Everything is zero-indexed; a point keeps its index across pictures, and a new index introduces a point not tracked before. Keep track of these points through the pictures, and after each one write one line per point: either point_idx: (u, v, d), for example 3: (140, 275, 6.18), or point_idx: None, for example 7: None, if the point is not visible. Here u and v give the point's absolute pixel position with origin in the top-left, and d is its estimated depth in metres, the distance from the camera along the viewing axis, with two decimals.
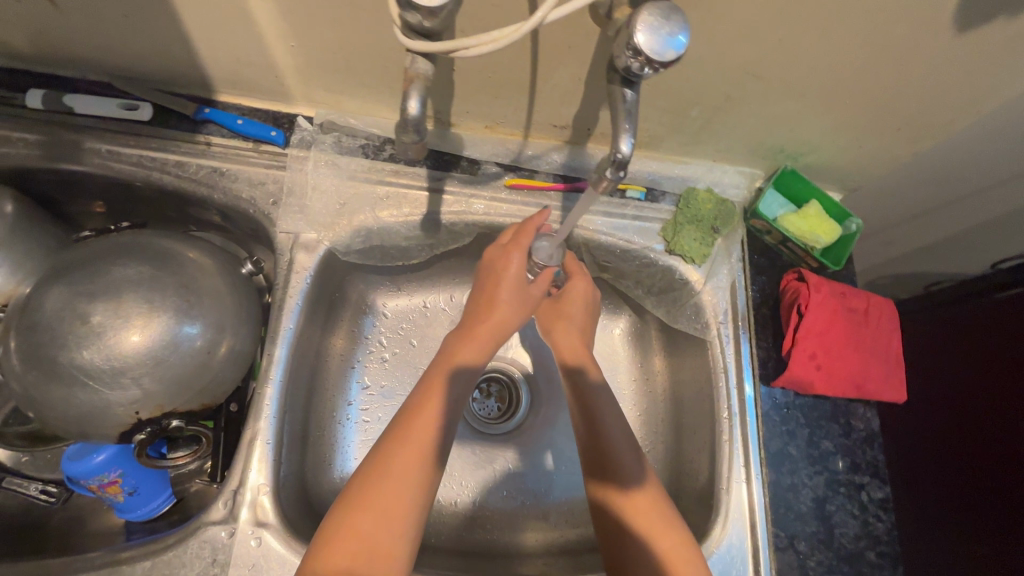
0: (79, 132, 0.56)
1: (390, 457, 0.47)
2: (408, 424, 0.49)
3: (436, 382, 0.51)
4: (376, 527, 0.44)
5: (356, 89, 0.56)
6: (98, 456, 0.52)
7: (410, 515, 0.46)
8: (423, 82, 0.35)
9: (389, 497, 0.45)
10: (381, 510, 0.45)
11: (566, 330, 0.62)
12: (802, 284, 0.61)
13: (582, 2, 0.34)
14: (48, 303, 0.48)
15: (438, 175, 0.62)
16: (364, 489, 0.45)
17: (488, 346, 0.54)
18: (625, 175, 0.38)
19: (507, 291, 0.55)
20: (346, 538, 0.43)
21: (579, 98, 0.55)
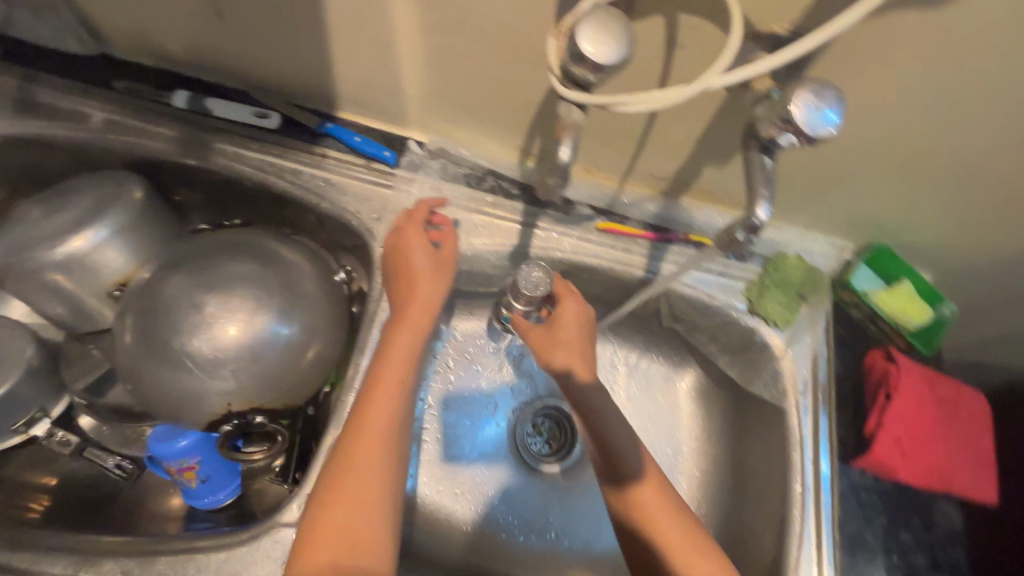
0: (211, 133, 0.60)
1: (352, 453, 0.45)
2: (361, 417, 0.47)
3: (382, 372, 0.49)
4: (350, 517, 0.43)
5: (472, 121, 0.59)
6: (182, 440, 0.53)
7: (383, 504, 0.44)
8: (573, 130, 0.37)
9: (360, 485, 0.44)
10: (353, 502, 0.43)
11: (563, 353, 0.57)
12: (891, 365, 0.60)
13: (757, 69, 0.34)
14: (168, 288, 0.52)
15: (533, 210, 0.63)
16: (332, 486, 0.44)
17: (422, 325, 0.51)
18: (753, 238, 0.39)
19: (421, 270, 0.53)
20: (323, 536, 0.42)
21: (686, 154, 0.56)
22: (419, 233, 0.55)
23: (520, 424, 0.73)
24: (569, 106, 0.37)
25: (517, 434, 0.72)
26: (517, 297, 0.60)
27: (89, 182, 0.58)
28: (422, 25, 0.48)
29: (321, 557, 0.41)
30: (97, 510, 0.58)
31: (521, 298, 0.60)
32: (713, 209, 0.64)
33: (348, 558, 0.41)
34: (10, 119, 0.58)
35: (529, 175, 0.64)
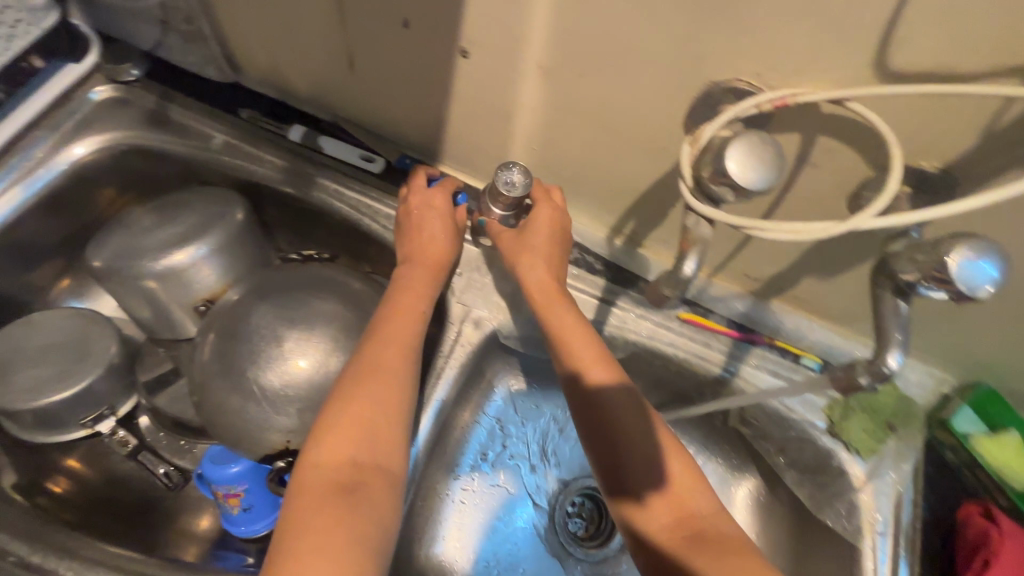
0: (316, 168, 0.63)
1: (376, 364, 0.48)
2: (384, 337, 0.50)
3: (405, 302, 0.53)
4: (371, 415, 0.45)
5: (569, 194, 0.59)
6: (234, 466, 0.53)
7: (401, 411, 0.47)
8: (700, 243, 0.39)
9: (381, 389, 0.47)
10: (373, 404, 0.46)
11: (544, 291, 0.53)
12: (991, 525, 0.53)
13: (914, 219, 0.32)
14: (254, 317, 0.52)
15: (614, 288, 0.62)
16: (353, 389, 0.46)
17: (436, 275, 0.56)
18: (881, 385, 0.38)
19: (436, 225, 0.57)
20: (343, 431, 0.44)
21: (786, 259, 0.54)
22: (444, 197, 0.58)
23: (559, 502, 0.70)
24: (699, 219, 0.38)
25: (555, 511, 0.69)
26: (492, 197, 0.55)
27: (200, 198, 0.60)
28: (544, 105, 0.49)
29: (343, 449, 0.43)
30: (143, 518, 0.59)
31: (496, 199, 0.55)
32: (805, 317, 0.60)
33: (368, 453, 0.44)
34: (143, 131, 0.62)
35: (616, 253, 0.63)
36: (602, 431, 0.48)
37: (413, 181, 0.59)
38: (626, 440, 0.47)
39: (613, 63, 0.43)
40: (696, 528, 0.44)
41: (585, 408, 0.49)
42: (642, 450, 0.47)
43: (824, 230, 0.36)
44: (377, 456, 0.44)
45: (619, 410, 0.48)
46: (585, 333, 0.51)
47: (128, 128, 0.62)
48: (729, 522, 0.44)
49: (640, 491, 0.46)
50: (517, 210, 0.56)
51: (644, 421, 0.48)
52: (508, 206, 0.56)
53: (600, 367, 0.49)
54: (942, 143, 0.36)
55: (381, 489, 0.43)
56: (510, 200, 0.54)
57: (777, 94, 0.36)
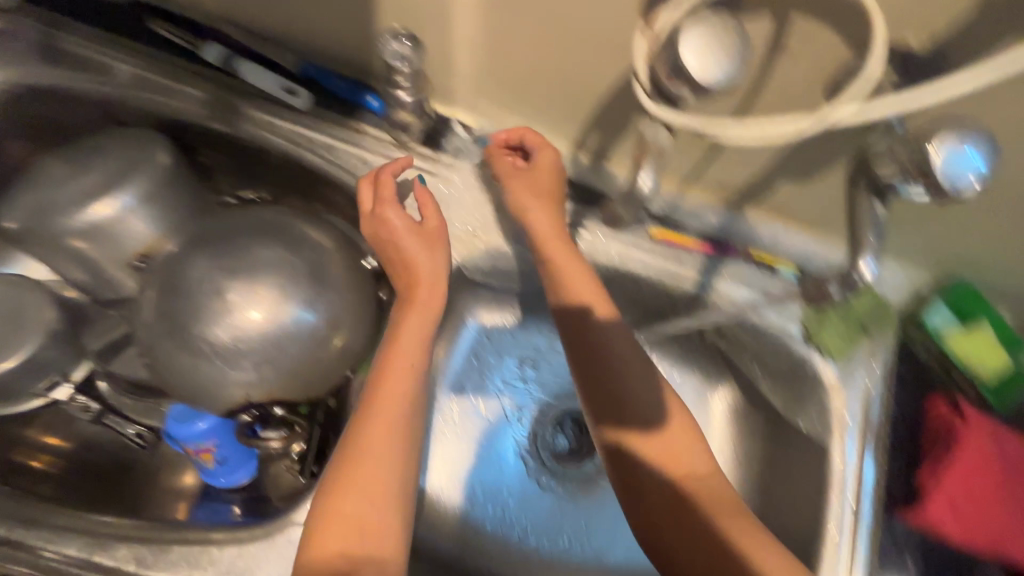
0: (242, 97, 0.56)
1: (359, 445, 0.44)
2: (370, 411, 0.46)
3: (392, 367, 0.48)
4: (360, 509, 0.43)
5: (526, 107, 0.54)
6: (200, 423, 0.52)
7: (393, 496, 0.44)
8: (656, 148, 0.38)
9: (368, 477, 0.44)
10: (365, 496, 0.43)
11: (580, 280, 0.50)
12: (956, 418, 0.55)
13: (883, 112, 0.29)
14: (192, 269, 0.49)
15: (581, 209, 0.58)
16: (342, 471, 0.44)
17: (432, 309, 0.50)
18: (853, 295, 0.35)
19: (411, 245, 0.51)
20: (334, 526, 0.42)
21: (762, 164, 0.50)
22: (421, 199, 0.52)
23: (541, 427, 0.70)
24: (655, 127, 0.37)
25: (539, 435, 0.70)
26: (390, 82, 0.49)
27: (113, 141, 0.54)
28: None
29: (331, 547, 0.41)
30: (122, 479, 0.59)
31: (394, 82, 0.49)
32: (780, 224, 0.58)
33: (358, 549, 0.41)
34: (34, 66, 0.55)
35: (582, 171, 0.58)
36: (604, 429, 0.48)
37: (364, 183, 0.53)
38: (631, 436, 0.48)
39: None
40: (682, 488, 0.46)
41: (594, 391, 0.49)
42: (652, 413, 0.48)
43: (794, 133, 0.31)
44: (368, 550, 0.42)
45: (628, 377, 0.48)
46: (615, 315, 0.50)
47: (17, 64, 0.55)
48: (722, 489, 0.46)
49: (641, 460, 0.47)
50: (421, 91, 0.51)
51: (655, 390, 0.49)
52: (410, 88, 0.50)
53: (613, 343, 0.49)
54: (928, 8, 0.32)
55: None
56: (409, 77, 0.48)
57: None
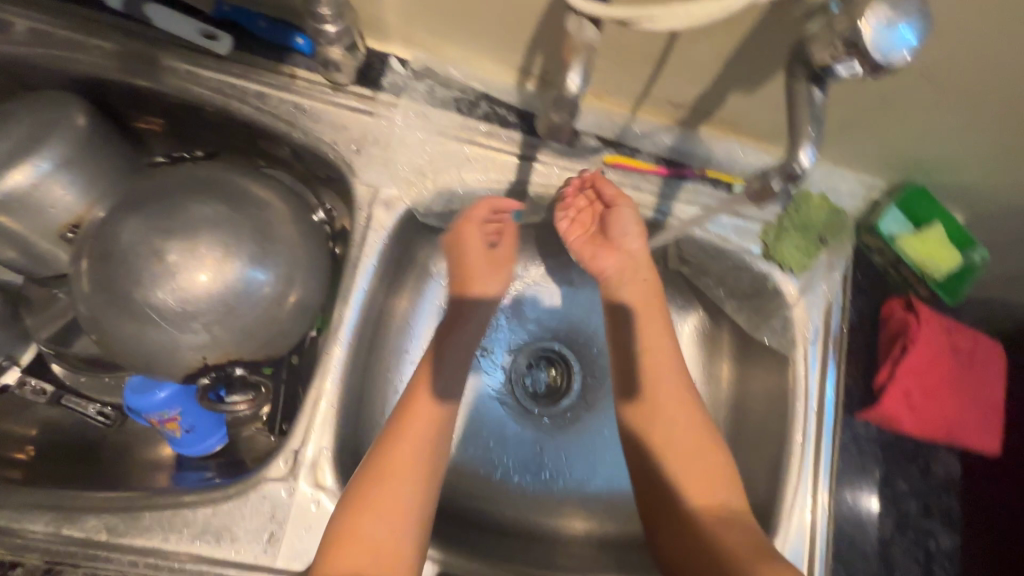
0: (158, 47, 0.52)
1: (386, 466, 0.46)
2: (394, 438, 0.48)
3: (421, 393, 0.51)
4: (377, 528, 0.44)
5: (463, 34, 0.51)
6: (160, 392, 0.51)
7: (411, 517, 0.45)
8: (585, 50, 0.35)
9: (388, 498, 0.45)
10: (381, 524, 0.44)
11: (623, 273, 0.56)
12: (911, 316, 0.56)
13: None
14: (124, 233, 0.46)
15: (533, 141, 0.56)
16: (362, 493, 0.45)
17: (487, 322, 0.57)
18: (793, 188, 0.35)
19: (481, 269, 0.56)
20: (353, 548, 0.43)
21: (711, 76, 0.49)
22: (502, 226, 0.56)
23: (516, 368, 0.71)
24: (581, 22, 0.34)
25: (515, 375, 0.70)
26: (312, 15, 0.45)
27: (18, 104, 0.49)
28: None
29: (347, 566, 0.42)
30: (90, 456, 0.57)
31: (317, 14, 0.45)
32: (734, 141, 0.57)
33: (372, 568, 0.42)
34: None
35: (530, 100, 0.56)
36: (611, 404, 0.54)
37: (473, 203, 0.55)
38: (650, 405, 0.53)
39: None
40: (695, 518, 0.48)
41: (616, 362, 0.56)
42: (673, 396, 0.53)
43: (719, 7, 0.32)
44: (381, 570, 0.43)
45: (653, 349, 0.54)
46: (653, 299, 0.56)
47: None
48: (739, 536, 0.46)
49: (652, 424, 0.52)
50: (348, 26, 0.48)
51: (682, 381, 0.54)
52: (336, 20, 0.46)
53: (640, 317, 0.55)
54: None
55: None
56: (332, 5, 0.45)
57: None
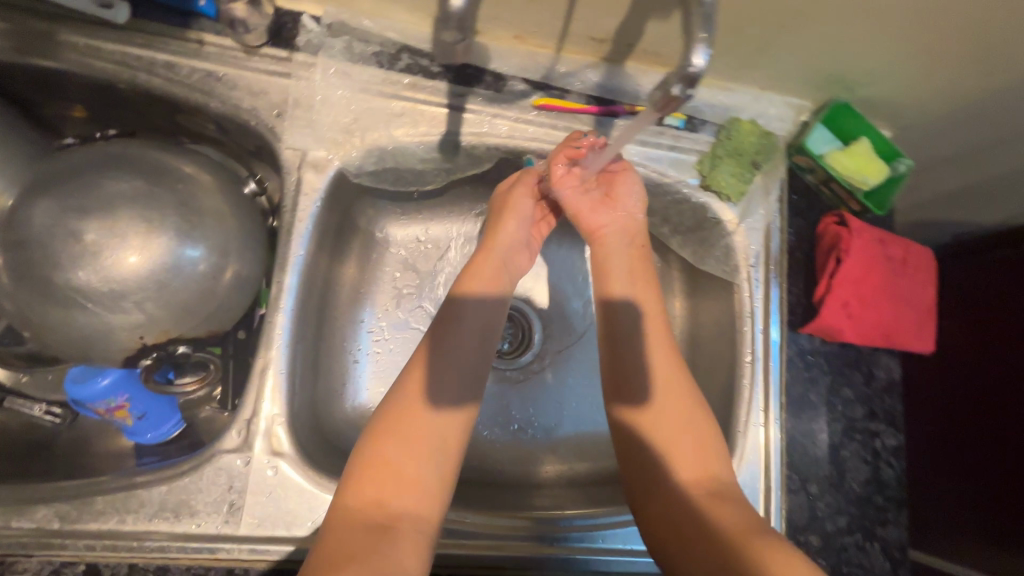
0: (52, 23, 0.49)
1: (411, 393, 0.44)
2: (418, 366, 0.46)
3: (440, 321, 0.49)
4: (403, 451, 0.41)
5: None
6: (102, 379, 0.49)
7: (438, 449, 0.42)
8: None
9: (415, 423, 0.43)
10: (405, 448, 0.41)
11: (616, 236, 0.56)
12: (843, 229, 0.58)
13: None
14: (37, 217, 0.44)
15: (459, 90, 0.55)
16: (387, 414, 0.43)
17: (499, 284, 0.51)
18: (693, 93, 0.35)
19: (511, 220, 0.53)
20: (379, 470, 0.40)
21: (626, 7, 0.48)
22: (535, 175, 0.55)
23: None
24: None
25: None
26: None
27: None
28: None
29: (371, 491, 0.40)
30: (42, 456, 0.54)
31: None
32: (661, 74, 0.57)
33: (398, 495, 0.40)
34: None
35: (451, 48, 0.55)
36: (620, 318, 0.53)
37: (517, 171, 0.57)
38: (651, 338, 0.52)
39: None
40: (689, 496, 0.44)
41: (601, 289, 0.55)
42: (667, 376, 0.50)
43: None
44: (407, 498, 0.40)
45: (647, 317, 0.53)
46: (643, 268, 0.55)
47: None
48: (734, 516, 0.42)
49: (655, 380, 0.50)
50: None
51: (675, 359, 0.51)
52: None
53: (634, 284, 0.54)
54: None
55: (408, 538, 0.38)
56: None
57: None
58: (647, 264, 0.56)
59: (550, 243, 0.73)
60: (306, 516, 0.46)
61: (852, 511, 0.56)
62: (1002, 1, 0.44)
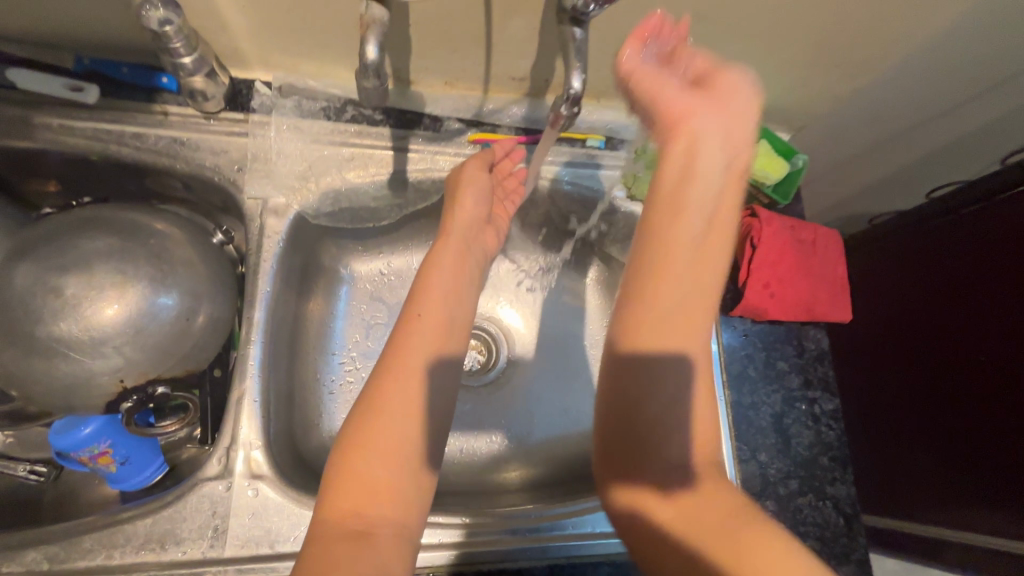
0: (26, 108, 0.55)
1: (377, 405, 0.45)
2: (387, 372, 0.47)
3: (413, 322, 0.50)
4: (377, 464, 0.43)
5: (310, 48, 0.57)
6: (85, 428, 0.51)
7: (410, 447, 0.44)
8: (380, 27, 0.39)
9: (385, 435, 0.44)
10: (380, 459, 0.43)
11: (710, 153, 0.45)
12: (754, 220, 0.65)
13: None
14: (19, 279, 0.49)
15: (401, 133, 0.62)
16: (356, 426, 0.44)
17: (457, 285, 0.55)
18: (576, 111, 0.44)
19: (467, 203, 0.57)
20: (354, 482, 0.42)
21: (534, 50, 0.56)
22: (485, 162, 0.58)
23: None
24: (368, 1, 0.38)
25: None
26: (166, 52, 0.50)
27: None
28: None
29: (349, 502, 0.41)
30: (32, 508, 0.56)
31: (170, 49, 0.50)
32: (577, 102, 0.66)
33: (374, 503, 0.42)
34: None
35: (389, 98, 0.62)
36: (686, 235, 0.46)
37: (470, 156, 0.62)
38: (698, 266, 0.47)
39: None
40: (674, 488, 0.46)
41: (664, 202, 0.46)
42: (698, 315, 0.47)
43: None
44: (383, 504, 0.42)
45: (709, 253, 0.47)
46: (726, 213, 0.47)
47: None
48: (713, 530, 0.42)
49: (688, 312, 0.47)
50: (202, 56, 0.52)
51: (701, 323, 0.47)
52: (190, 53, 0.51)
53: (707, 231, 0.47)
54: None
55: (389, 542, 0.40)
56: (180, 40, 0.49)
57: None
58: (730, 213, 0.48)
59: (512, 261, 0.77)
60: (287, 533, 0.49)
61: (801, 473, 0.61)
62: (837, 16, 0.53)
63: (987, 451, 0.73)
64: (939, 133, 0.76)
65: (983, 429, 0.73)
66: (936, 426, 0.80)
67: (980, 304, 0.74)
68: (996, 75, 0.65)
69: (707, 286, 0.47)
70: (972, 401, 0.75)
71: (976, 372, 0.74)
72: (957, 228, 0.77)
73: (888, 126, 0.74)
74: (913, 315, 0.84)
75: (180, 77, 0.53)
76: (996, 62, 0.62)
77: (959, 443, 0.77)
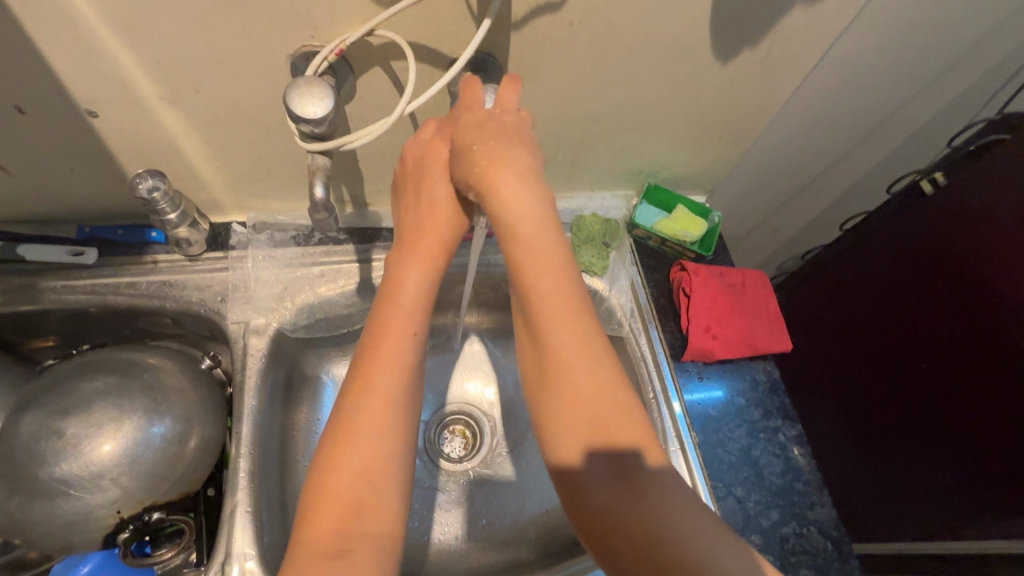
0: (31, 277, 0.63)
1: (351, 423, 0.43)
2: (357, 406, 0.44)
3: (394, 331, 0.48)
4: (360, 486, 0.41)
5: (277, 190, 0.67)
6: (82, 567, 0.59)
7: (392, 468, 0.43)
8: (324, 171, 0.49)
9: (364, 453, 0.42)
10: (358, 475, 0.42)
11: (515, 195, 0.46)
12: (684, 273, 0.73)
13: (428, 95, 0.48)
14: (25, 428, 0.53)
15: (364, 248, 0.71)
16: (331, 456, 0.42)
17: (432, 277, 0.52)
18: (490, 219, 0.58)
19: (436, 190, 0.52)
20: (333, 508, 0.40)
21: None
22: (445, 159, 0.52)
23: (430, 436, 0.79)
24: (314, 155, 0.48)
25: (430, 443, 0.78)
26: (154, 211, 0.59)
27: None
28: (194, 130, 0.56)
29: (330, 521, 0.40)
30: None
31: (157, 208, 0.59)
32: None
33: (359, 519, 0.40)
34: None
35: (350, 220, 0.72)
36: (542, 297, 0.46)
37: (417, 131, 0.55)
38: (553, 329, 0.45)
39: (210, 69, 0.49)
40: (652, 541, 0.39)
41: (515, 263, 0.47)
42: (579, 355, 0.45)
43: (388, 125, 0.48)
44: (365, 521, 0.40)
45: (552, 284, 0.46)
46: (550, 257, 0.47)
47: None
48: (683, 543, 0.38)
49: (576, 371, 0.44)
50: (186, 211, 0.62)
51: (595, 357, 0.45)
52: (174, 210, 0.60)
53: (537, 276, 0.46)
54: (452, 38, 0.50)
55: (370, 563, 0.39)
56: (166, 201, 0.58)
57: (333, 46, 0.46)
58: (549, 242, 0.47)
59: (484, 343, 0.83)
60: None
61: (779, 501, 0.63)
62: (702, 103, 0.65)
63: (994, 438, 0.71)
64: (832, 175, 0.88)
65: (971, 424, 0.74)
66: (938, 415, 0.79)
67: (950, 287, 0.75)
68: (856, 123, 0.77)
69: (573, 321, 0.46)
70: (964, 384, 0.74)
71: (972, 353, 0.73)
72: (912, 218, 0.80)
73: (788, 179, 0.85)
74: (880, 305, 0.87)
75: (167, 231, 0.62)
76: (848, 116, 0.74)
77: (955, 436, 0.77)
